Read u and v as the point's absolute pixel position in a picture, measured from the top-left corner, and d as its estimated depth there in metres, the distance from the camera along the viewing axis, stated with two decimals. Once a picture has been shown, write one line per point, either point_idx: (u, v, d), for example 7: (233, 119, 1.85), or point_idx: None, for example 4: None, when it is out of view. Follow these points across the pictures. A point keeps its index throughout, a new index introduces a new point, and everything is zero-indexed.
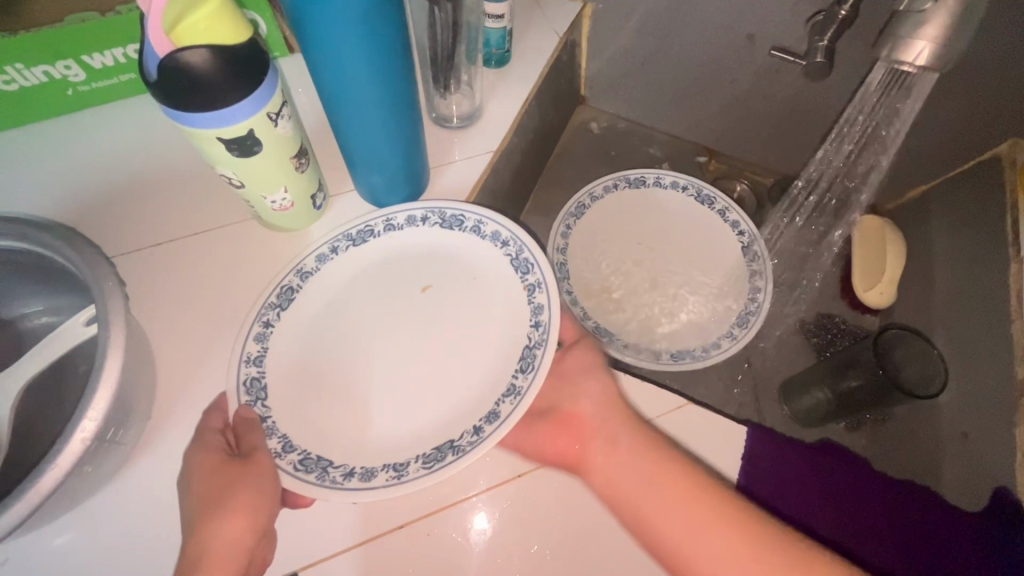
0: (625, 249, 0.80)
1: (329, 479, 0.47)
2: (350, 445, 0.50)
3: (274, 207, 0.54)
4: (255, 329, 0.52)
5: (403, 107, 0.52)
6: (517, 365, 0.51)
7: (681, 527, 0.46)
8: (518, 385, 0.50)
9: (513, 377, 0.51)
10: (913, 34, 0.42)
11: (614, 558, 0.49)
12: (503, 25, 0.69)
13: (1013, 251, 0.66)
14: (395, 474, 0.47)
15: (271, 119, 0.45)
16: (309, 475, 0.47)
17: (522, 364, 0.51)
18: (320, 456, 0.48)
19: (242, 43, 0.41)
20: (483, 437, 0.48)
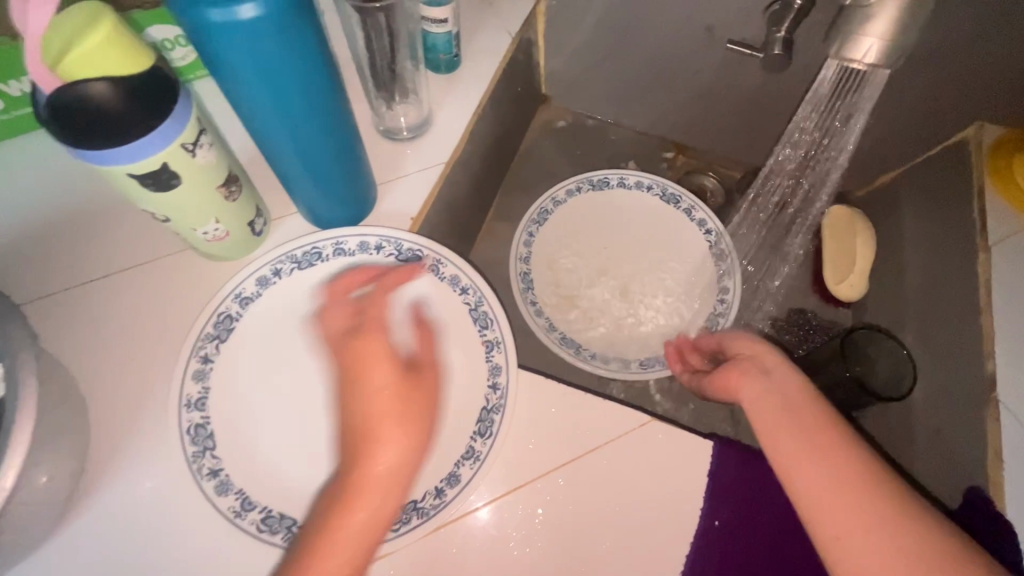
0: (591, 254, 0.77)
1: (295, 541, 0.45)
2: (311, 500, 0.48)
3: (207, 237, 0.51)
4: (193, 367, 0.49)
5: (335, 123, 0.49)
6: (474, 428, 0.50)
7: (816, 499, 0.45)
8: (476, 449, 0.49)
9: (471, 440, 0.50)
10: (862, 30, 0.40)
11: None
12: (449, 30, 0.65)
13: (981, 241, 0.64)
14: None
15: (187, 150, 0.42)
16: (275, 536, 0.45)
17: (480, 428, 0.50)
18: (283, 515, 0.47)
19: (144, 69, 0.39)
20: (447, 501, 0.47)
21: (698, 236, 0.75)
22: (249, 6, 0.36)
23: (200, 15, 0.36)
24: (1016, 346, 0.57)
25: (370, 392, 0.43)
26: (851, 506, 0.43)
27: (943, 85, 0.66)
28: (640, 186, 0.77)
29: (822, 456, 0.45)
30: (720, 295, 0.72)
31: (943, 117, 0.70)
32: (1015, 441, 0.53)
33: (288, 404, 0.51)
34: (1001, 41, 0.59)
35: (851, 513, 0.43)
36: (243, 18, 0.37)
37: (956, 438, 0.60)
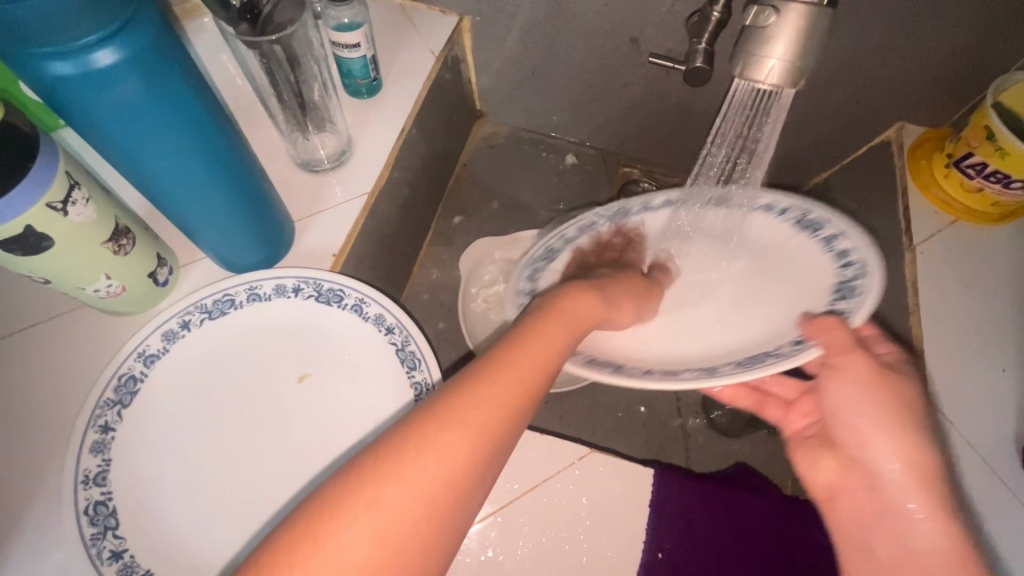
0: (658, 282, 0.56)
1: None
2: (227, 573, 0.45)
3: (101, 295, 0.47)
4: (91, 438, 0.45)
5: (231, 166, 0.46)
6: None
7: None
8: None
9: None
10: (762, 51, 0.40)
11: None
12: (364, 54, 0.63)
13: (907, 242, 0.65)
14: None
15: (56, 209, 0.38)
16: None
17: None
18: None
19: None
20: None
21: (770, 221, 0.56)
22: (101, 54, 0.33)
23: (41, 67, 0.33)
24: (942, 347, 0.59)
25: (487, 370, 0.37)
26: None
27: (863, 89, 0.67)
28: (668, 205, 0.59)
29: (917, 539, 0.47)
30: (840, 261, 0.50)
31: (867, 120, 0.71)
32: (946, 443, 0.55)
33: (201, 466, 0.47)
34: (912, 47, 0.60)
35: None
36: (102, 66, 0.33)
37: None
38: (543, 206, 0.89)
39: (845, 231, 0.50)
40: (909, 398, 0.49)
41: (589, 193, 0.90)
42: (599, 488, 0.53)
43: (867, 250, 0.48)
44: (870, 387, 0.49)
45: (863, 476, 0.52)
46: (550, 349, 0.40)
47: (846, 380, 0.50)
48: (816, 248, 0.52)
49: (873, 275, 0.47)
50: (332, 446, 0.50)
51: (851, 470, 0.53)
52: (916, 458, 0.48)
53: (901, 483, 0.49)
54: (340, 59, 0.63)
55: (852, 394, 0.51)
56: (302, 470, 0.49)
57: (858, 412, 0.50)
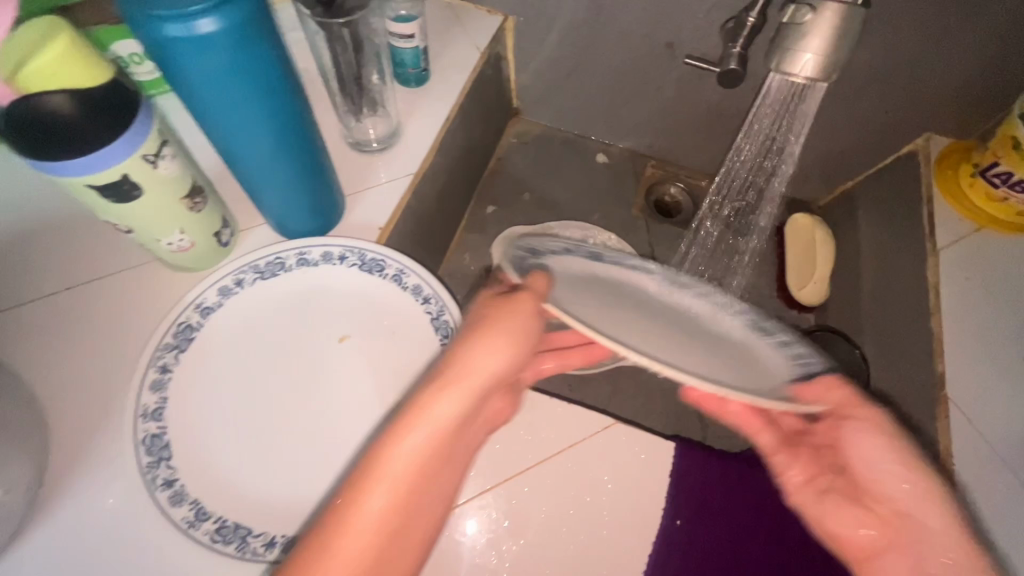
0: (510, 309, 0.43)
1: (250, 550, 0.46)
2: (269, 510, 0.48)
3: (172, 249, 0.51)
4: (150, 377, 0.49)
5: (299, 138, 0.50)
6: None
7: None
8: None
9: None
10: (797, 46, 0.43)
11: None
12: (416, 45, 0.67)
13: (930, 245, 0.67)
14: None
15: (149, 161, 0.43)
16: (228, 546, 0.46)
17: None
18: (238, 524, 0.47)
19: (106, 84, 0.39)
20: None
21: (734, 324, 0.42)
22: (203, 22, 0.37)
23: (155, 29, 0.37)
24: (960, 346, 0.60)
25: (451, 365, 0.43)
26: None
27: (890, 99, 0.70)
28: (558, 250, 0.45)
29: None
30: (795, 357, 0.42)
31: (894, 128, 0.73)
32: (961, 437, 0.56)
33: (246, 410, 0.51)
34: (941, 58, 0.63)
35: None
36: (202, 33, 0.38)
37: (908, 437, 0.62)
38: (572, 201, 0.92)
39: (778, 329, 0.43)
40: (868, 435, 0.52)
41: (617, 191, 0.93)
42: (622, 459, 0.55)
43: (804, 344, 0.43)
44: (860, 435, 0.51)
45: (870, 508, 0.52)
46: (478, 375, 0.43)
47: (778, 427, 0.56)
48: (777, 352, 0.42)
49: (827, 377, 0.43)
50: (364, 403, 0.53)
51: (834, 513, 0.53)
52: (932, 506, 0.47)
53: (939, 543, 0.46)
54: (393, 49, 0.68)
55: (863, 445, 0.51)
56: (336, 423, 0.52)
57: (866, 461, 0.51)
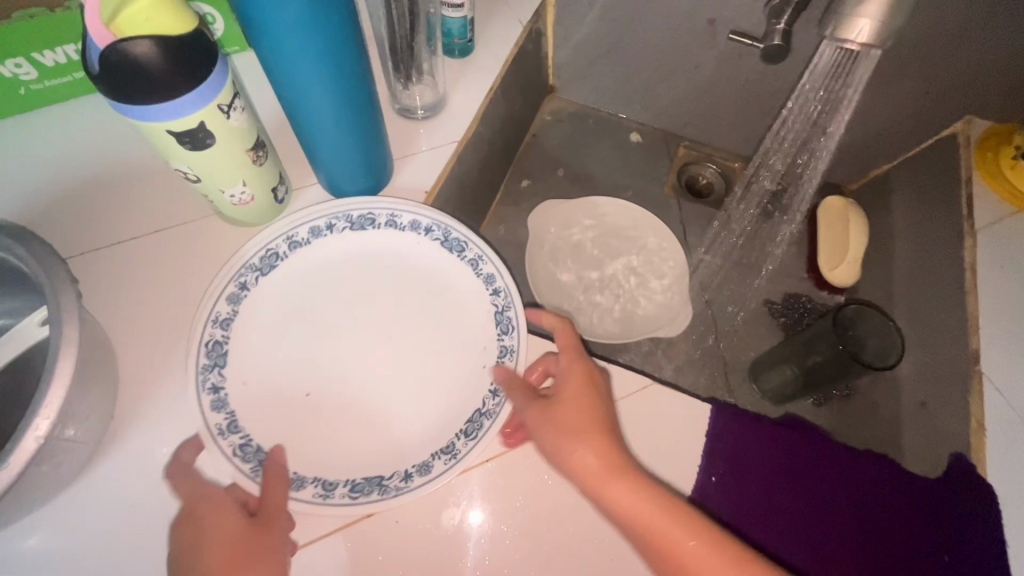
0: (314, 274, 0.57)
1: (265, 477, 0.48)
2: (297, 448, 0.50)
3: (233, 201, 0.54)
4: (230, 290, 0.54)
5: (359, 98, 0.52)
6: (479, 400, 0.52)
7: None
8: (486, 409, 0.51)
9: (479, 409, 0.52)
10: (854, 12, 0.44)
11: (570, 550, 0.50)
12: (463, 15, 0.68)
13: (967, 227, 0.67)
14: (351, 492, 0.48)
15: (223, 111, 0.45)
16: (245, 464, 0.48)
17: (466, 427, 0.51)
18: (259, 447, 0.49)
19: (190, 32, 0.41)
20: (412, 485, 0.49)
21: (473, 283, 0.57)
22: None
23: None
24: (995, 323, 0.61)
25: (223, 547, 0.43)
26: None
27: (931, 80, 0.70)
28: (414, 228, 0.58)
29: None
30: (500, 331, 0.55)
31: (935, 109, 0.73)
32: (994, 411, 0.57)
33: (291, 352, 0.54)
34: (985, 37, 0.63)
35: None
36: None
37: (938, 413, 0.62)
38: (606, 178, 0.93)
39: (492, 273, 0.56)
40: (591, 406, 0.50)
41: (650, 170, 0.94)
42: None
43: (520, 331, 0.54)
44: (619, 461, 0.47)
45: (641, 532, 0.45)
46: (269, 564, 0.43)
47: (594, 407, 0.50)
48: (488, 308, 0.56)
49: (494, 425, 0.50)
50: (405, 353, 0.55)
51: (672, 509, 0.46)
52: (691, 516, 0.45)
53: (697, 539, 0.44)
54: (441, 18, 0.69)
55: (569, 407, 0.49)
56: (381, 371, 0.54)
57: (565, 425, 0.49)
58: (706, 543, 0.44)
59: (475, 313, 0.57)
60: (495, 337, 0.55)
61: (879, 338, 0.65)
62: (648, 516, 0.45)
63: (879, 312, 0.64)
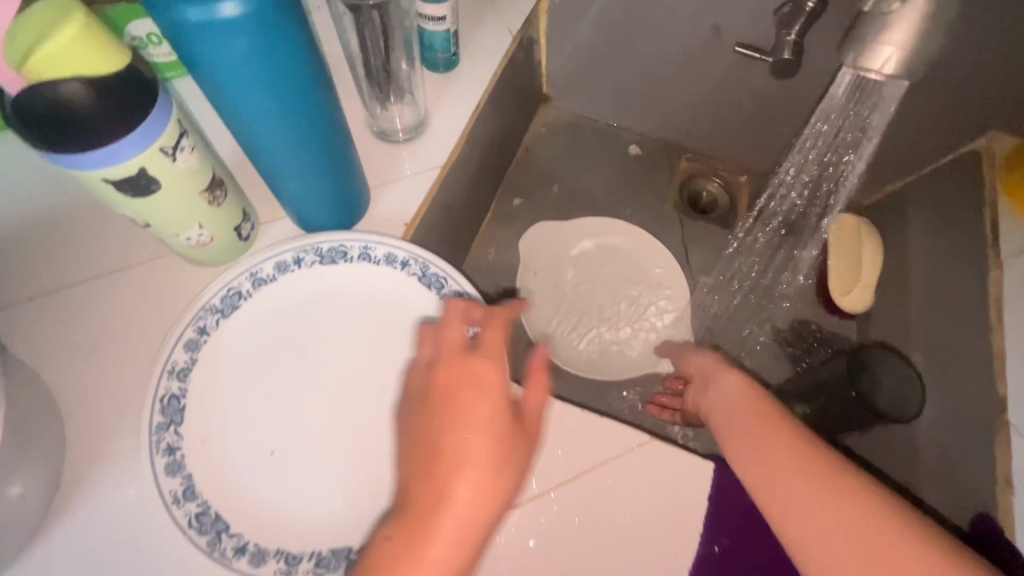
0: (280, 316, 0.52)
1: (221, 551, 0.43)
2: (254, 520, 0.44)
3: (190, 243, 0.49)
4: (187, 335, 0.48)
5: (325, 129, 0.46)
6: None
7: (770, 494, 0.43)
8: None
9: None
10: (878, 40, 0.39)
11: None
12: (447, 28, 0.63)
13: (992, 255, 0.62)
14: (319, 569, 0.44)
15: (166, 153, 0.40)
16: (203, 536, 0.43)
17: None
18: (218, 516, 0.44)
19: (120, 68, 0.36)
20: None
21: None
22: (226, 5, 0.34)
23: (171, 14, 0.34)
24: None
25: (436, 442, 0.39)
26: (821, 487, 0.41)
27: (956, 94, 0.64)
28: (390, 263, 0.53)
29: (774, 444, 0.44)
30: (481, 382, 0.50)
31: (957, 123, 0.68)
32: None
33: (251, 408, 0.48)
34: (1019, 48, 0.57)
35: (813, 500, 0.41)
36: (226, 16, 0.34)
37: (961, 461, 0.58)
38: (604, 193, 0.88)
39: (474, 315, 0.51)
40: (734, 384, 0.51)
41: (650, 184, 0.88)
42: None
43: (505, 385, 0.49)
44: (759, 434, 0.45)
45: (736, 431, 0.47)
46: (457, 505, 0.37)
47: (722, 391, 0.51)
48: None
49: None
50: (380, 406, 0.50)
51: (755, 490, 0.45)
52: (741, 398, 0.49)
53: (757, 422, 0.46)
54: (422, 31, 0.64)
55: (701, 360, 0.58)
56: (353, 427, 0.49)
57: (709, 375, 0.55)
58: (749, 407, 0.48)
59: None
60: None
61: (896, 389, 0.66)
62: (725, 393, 0.51)
63: (897, 355, 0.66)
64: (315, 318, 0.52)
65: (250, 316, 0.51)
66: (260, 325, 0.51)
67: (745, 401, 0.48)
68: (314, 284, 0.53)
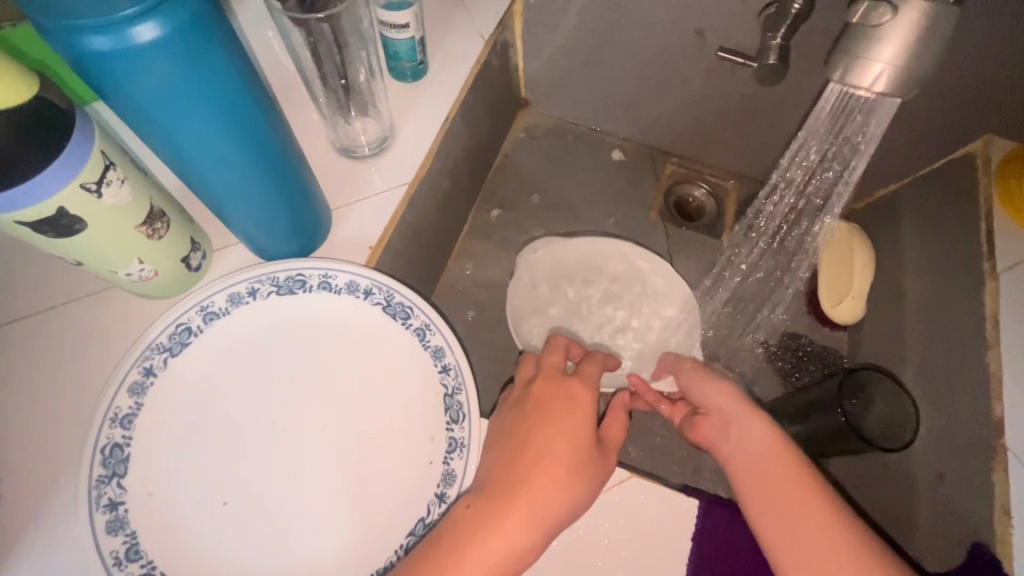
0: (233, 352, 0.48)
1: None
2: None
3: (133, 279, 0.45)
4: (132, 378, 0.45)
5: (273, 154, 0.43)
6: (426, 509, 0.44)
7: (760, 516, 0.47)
8: (433, 517, 0.44)
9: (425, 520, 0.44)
10: (868, 56, 0.36)
11: None
12: (411, 35, 0.59)
13: (987, 268, 0.59)
14: None
15: (89, 190, 0.36)
16: None
17: (408, 543, 0.44)
18: None
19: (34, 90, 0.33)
20: None
21: (421, 358, 0.49)
22: (141, 29, 0.30)
23: (77, 41, 0.30)
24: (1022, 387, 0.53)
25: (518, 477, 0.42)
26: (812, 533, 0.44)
27: (949, 98, 0.61)
28: (351, 293, 0.50)
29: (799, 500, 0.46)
30: (450, 420, 0.47)
31: (951, 128, 0.65)
32: (1020, 494, 0.50)
33: (202, 455, 0.45)
34: (1015, 52, 0.54)
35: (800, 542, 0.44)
36: (139, 42, 0.31)
37: (956, 486, 0.56)
38: (587, 201, 0.84)
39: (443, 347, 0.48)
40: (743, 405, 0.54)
41: (634, 192, 0.85)
42: (637, 515, 0.49)
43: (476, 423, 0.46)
44: (790, 488, 0.46)
45: (752, 467, 0.49)
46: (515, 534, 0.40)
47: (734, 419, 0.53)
48: (436, 387, 0.48)
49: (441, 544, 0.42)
50: (342, 448, 0.47)
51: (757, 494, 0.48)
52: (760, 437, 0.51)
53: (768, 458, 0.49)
54: (386, 39, 0.60)
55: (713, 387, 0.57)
56: (312, 473, 0.46)
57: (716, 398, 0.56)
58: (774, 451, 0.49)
59: (424, 394, 0.48)
60: (442, 421, 0.47)
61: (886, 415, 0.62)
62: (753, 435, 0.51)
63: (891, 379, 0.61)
64: (272, 354, 0.49)
65: (201, 353, 0.47)
66: (214, 363, 0.47)
67: (772, 456, 0.49)
68: (271, 317, 0.50)
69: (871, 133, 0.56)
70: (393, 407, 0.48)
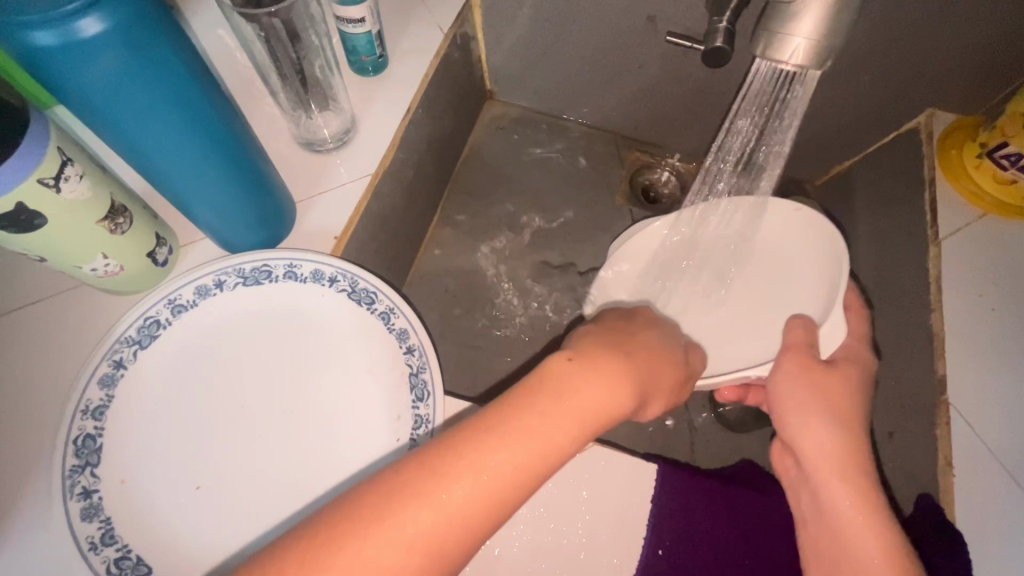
0: (205, 342, 0.49)
1: None
2: (181, 558, 0.43)
3: (98, 274, 0.46)
4: (102, 371, 0.46)
5: (229, 145, 0.44)
6: None
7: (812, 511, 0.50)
8: None
9: None
10: (786, 29, 0.40)
11: None
12: (369, 29, 0.60)
13: (931, 235, 0.62)
14: None
15: (48, 185, 0.37)
16: None
17: None
18: (139, 560, 0.42)
19: None
20: None
21: (387, 341, 0.50)
22: (86, 23, 0.31)
23: (23, 37, 0.31)
24: (965, 344, 0.56)
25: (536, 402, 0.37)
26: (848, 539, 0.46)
27: (889, 74, 0.64)
28: (317, 281, 0.51)
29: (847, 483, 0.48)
30: (415, 399, 0.49)
31: (895, 104, 0.68)
32: (962, 447, 0.53)
33: (174, 442, 0.46)
34: (947, 27, 0.57)
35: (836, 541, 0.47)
36: (85, 36, 0.32)
37: (907, 444, 0.59)
38: (554, 188, 0.86)
39: (408, 330, 0.50)
40: (843, 397, 0.51)
41: (600, 178, 0.87)
42: (600, 483, 0.51)
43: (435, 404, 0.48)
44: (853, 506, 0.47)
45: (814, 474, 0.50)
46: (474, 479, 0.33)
47: (818, 423, 0.50)
48: (401, 367, 0.50)
49: None
50: (313, 432, 0.48)
51: (803, 494, 0.51)
52: (836, 444, 0.49)
53: (834, 473, 0.48)
54: (344, 34, 0.61)
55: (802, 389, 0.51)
56: (283, 456, 0.47)
57: (801, 405, 0.51)
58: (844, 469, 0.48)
59: (391, 376, 0.49)
60: (408, 400, 0.49)
61: None
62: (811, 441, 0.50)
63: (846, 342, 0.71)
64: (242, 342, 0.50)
65: (172, 343, 0.49)
66: (184, 353, 0.49)
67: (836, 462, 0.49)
68: (241, 307, 0.51)
69: (795, 115, 0.57)
70: (362, 390, 0.49)
